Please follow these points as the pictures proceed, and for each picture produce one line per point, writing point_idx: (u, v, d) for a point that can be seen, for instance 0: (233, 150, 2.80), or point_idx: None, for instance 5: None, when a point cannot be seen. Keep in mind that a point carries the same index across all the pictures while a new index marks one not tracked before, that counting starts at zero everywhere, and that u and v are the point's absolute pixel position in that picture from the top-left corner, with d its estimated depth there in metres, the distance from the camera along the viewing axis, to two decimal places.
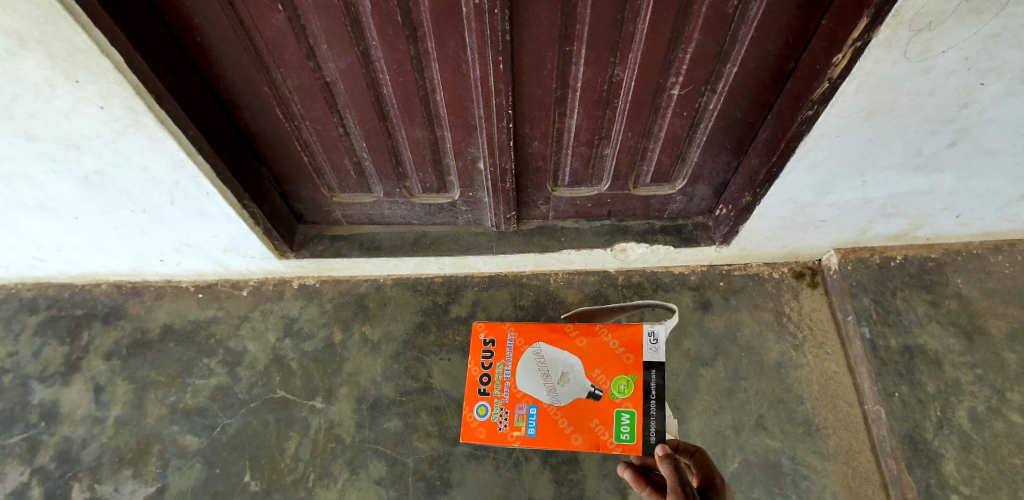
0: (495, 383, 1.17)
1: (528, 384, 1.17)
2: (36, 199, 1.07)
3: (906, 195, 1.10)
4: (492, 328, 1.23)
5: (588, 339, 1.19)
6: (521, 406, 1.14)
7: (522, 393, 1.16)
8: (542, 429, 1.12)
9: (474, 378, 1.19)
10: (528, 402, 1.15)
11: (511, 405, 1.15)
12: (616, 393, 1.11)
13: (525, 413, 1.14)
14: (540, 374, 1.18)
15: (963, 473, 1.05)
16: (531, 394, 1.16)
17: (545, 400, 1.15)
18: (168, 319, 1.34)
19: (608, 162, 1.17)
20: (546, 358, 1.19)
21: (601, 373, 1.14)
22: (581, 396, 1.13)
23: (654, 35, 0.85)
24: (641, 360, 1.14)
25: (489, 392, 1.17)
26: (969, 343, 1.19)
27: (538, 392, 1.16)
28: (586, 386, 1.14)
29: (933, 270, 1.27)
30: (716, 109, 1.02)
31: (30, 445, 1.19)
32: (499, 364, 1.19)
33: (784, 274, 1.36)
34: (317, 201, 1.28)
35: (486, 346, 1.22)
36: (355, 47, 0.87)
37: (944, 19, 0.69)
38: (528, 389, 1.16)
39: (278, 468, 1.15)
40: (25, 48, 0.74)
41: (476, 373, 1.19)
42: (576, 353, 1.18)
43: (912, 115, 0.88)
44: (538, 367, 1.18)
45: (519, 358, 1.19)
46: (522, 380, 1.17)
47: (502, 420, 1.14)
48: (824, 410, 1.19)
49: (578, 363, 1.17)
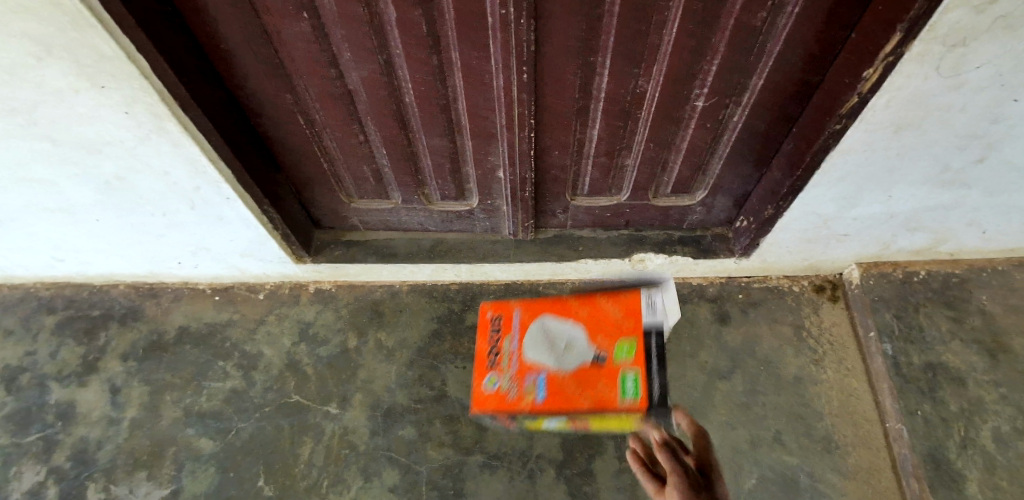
0: (503, 356, 1.19)
1: (534, 354, 1.18)
2: (56, 202, 1.07)
3: (931, 210, 1.08)
4: (498, 307, 1.27)
5: (589, 309, 1.22)
6: (530, 373, 1.15)
7: (530, 363, 1.16)
8: (553, 394, 1.12)
9: (484, 353, 1.21)
10: (535, 370, 1.16)
11: (520, 375, 1.15)
12: (620, 355, 1.14)
13: (535, 381, 1.14)
14: (545, 344, 1.20)
15: (987, 494, 1.03)
16: (538, 360, 1.17)
17: (553, 367, 1.15)
18: (184, 322, 1.35)
19: (628, 172, 1.16)
20: (552, 330, 1.21)
21: (603, 339, 1.17)
22: (587, 361, 1.15)
23: (680, 47, 0.84)
24: (641, 324, 1.20)
25: (497, 364, 1.19)
26: (993, 361, 1.17)
27: (547, 360, 1.17)
28: (591, 353, 1.16)
29: (956, 286, 1.26)
30: (740, 120, 1.00)
31: (46, 446, 1.20)
32: (506, 339, 1.21)
33: (803, 287, 1.35)
34: (334, 207, 1.28)
35: (492, 323, 1.25)
36: (378, 55, 0.86)
37: (979, 35, 0.68)
38: (534, 358, 1.17)
39: (291, 474, 1.15)
40: (52, 55, 0.74)
41: (485, 349, 1.21)
42: (578, 322, 1.21)
43: (940, 130, 0.87)
44: (543, 337, 1.20)
45: (525, 331, 1.22)
46: (529, 349, 1.19)
47: (513, 388, 1.15)
48: (844, 427, 1.17)
49: (581, 331, 1.20)
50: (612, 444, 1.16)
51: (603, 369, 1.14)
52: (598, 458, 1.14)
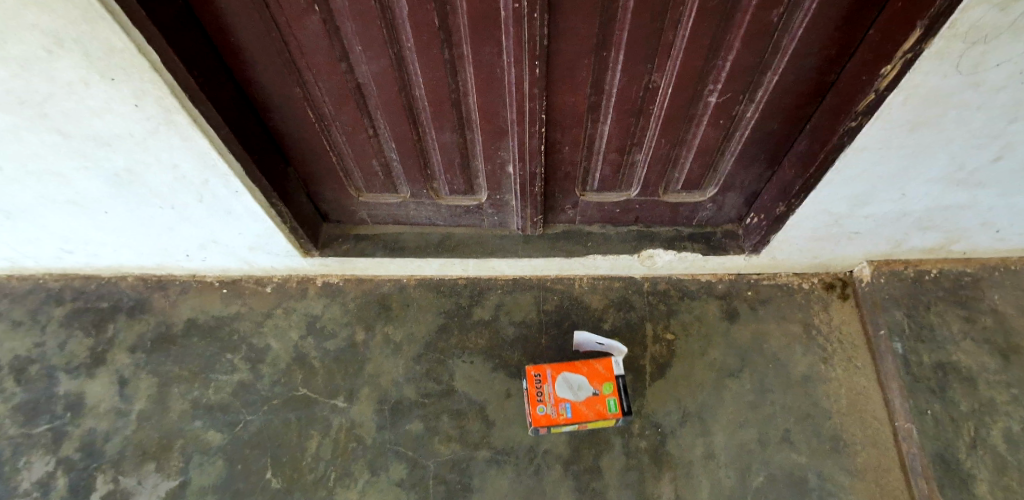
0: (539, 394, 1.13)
1: (560, 394, 1.13)
2: (66, 195, 1.07)
3: (945, 209, 1.07)
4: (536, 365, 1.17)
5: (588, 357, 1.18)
6: (559, 406, 1.12)
7: (558, 399, 1.13)
8: (577, 414, 1.12)
9: (531, 392, 1.14)
10: (561, 403, 1.13)
11: (554, 405, 1.12)
12: (608, 389, 1.14)
13: (563, 409, 1.12)
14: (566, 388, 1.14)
15: (997, 495, 1.02)
16: (572, 394, 1.13)
17: (574, 399, 1.13)
18: (192, 315, 1.35)
19: (639, 169, 1.16)
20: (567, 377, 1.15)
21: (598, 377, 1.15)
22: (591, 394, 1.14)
23: (694, 43, 0.83)
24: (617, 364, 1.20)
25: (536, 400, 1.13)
26: (1005, 362, 1.16)
27: (569, 395, 1.13)
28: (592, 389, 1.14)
29: (968, 285, 1.25)
30: (752, 118, 0.99)
31: (55, 436, 1.20)
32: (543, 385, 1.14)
33: (813, 285, 1.34)
34: (343, 201, 1.28)
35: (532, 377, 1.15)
36: (389, 49, 0.86)
37: (1000, 33, 0.67)
38: (568, 392, 1.14)
39: (299, 467, 1.15)
40: (63, 48, 0.73)
41: (532, 388, 1.14)
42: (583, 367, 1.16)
43: (957, 129, 0.86)
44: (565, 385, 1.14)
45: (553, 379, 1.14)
46: (560, 391, 1.14)
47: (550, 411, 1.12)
48: (852, 426, 1.16)
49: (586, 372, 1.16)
50: (619, 441, 1.16)
51: (610, 400, 1.13)
52: (604, 455, 1.14)
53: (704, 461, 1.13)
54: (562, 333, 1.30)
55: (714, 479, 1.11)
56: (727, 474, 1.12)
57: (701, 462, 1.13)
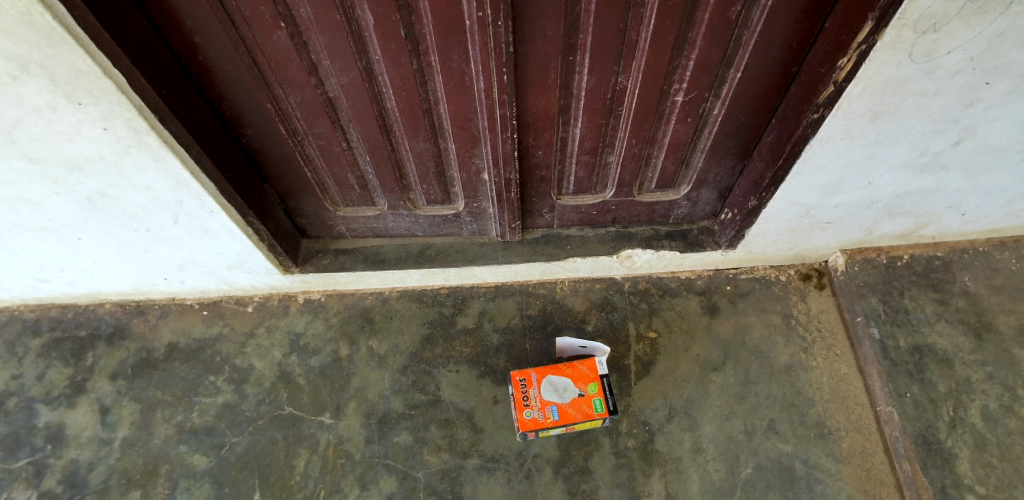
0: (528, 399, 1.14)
1: (547, 396, 1.14)
2: (38, 222, 1.06)
3: (912, 194, 1.10)
4: (522, 370, 1.18)
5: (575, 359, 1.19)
6: (548, 409, 1.13)
7: (545, 401, 1.13)
8: (565, 416, 1.12)
9: (517, 397, 1.14)
10: (549, 405, 1.13)
11: (542, 408, 1.13)
12: (593, 389, 1.15)
13: (551, 412, 1.13)
14: (553, 391, 1.15)
15: (978, 472, 1.04)
16: (558, 397, 1.14)
17: (560, 401, 1.13)
18: (173, 339, 1.34)
19: (613, 170, 1.17)
20: (553, 382, 1.15)
21: (585, 379, 1.16)
22: (579, 395, 1.14)
23: (659, 43, 0.84)
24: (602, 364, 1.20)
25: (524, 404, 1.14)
26: (980, 341, 1.19)
27: (557, 398, 1.14)
28: (578, 393, 1.14)
29: (941, 268, 1.29)
30: (720, 114, 1.01)
31: (37, 469, 1.17)
32: (530, 390, 1.14)
33: (790, 276, 1.37)
34: (321, 216, 1.28)
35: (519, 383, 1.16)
36: (358, 61, 0.86)
37: (948, 20, 0.69)
38: (555, 394, 1.14)
39: (288, 486, 1.13)
40: (27, 72, 0.73)
41: (517, 393, 1.15)
42: (570, 369, 1.16)
43: (916, 115, 0.88)
44: (552, 389, 1.15)
45: (540, 383, 1.15)
46: (547, 394, 1.14)
47: (539, 414, 1.12)
48: (836, 413, 1.18)
49: (572, 376, 1.16)
50: (607, 440, 1.17)
51: (595, 400, 1.14)
52: (595, 455, 1.15)
53: (693, 455, 1.14)
54: (546, 337, 1.31)
55: (703, 473, 1.12)
56: (716, 467, 1.12)
57: (690, 457, 1.14)
